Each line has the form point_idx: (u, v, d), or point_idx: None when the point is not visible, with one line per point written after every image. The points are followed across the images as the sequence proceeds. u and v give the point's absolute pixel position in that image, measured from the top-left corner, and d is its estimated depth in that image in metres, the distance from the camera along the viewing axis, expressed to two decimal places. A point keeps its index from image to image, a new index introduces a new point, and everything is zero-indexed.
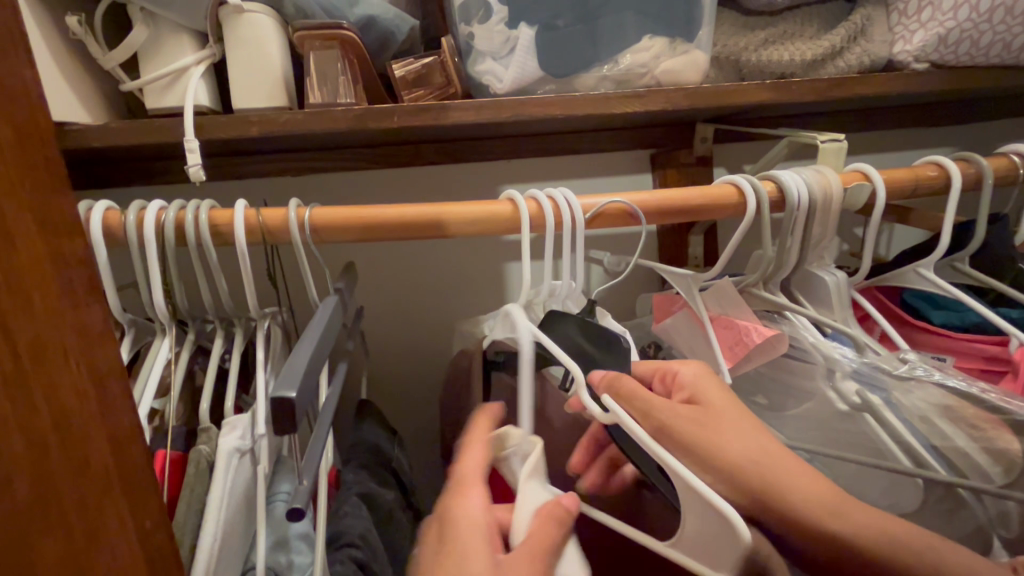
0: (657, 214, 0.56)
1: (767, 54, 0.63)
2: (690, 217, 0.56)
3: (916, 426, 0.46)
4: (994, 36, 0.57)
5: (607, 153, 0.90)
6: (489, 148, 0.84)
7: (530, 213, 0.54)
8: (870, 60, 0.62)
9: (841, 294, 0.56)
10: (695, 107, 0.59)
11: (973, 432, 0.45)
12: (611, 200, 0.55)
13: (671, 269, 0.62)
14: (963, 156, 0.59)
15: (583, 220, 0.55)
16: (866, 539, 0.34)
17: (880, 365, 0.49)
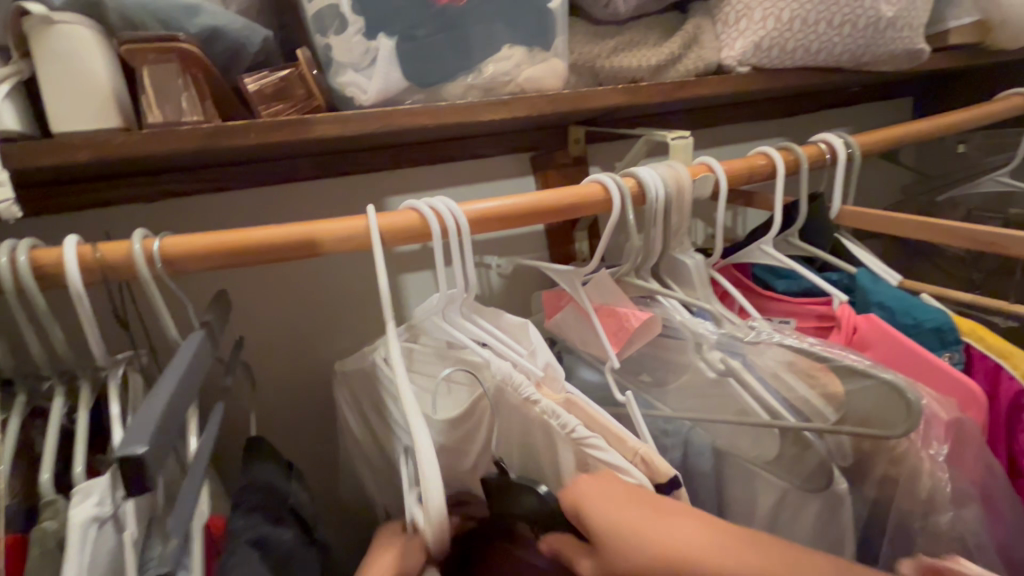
0: (535, 215, 0.58)
1: (618, 61, 0.68)
2: (562, 216, 0.59)
3: (771, 384, 0.54)
4: (797, 43, 0.67)
5: (489, 158, 0.92)
6: (369, 161, 0.82)
7: (411, 225, 0.54)
8: (704, 64, 0.70)
9: (701, 275, 0.63)
10: (558, 112, 0.63)
11: (815, 383, 0.52)
12: (491, 205, 0.56)
13: (555, 268, 0.64)
14: (784, 146, 0.68)
15: (467, 225, 0.55)
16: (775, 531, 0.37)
17: (735, 334, 0.56)
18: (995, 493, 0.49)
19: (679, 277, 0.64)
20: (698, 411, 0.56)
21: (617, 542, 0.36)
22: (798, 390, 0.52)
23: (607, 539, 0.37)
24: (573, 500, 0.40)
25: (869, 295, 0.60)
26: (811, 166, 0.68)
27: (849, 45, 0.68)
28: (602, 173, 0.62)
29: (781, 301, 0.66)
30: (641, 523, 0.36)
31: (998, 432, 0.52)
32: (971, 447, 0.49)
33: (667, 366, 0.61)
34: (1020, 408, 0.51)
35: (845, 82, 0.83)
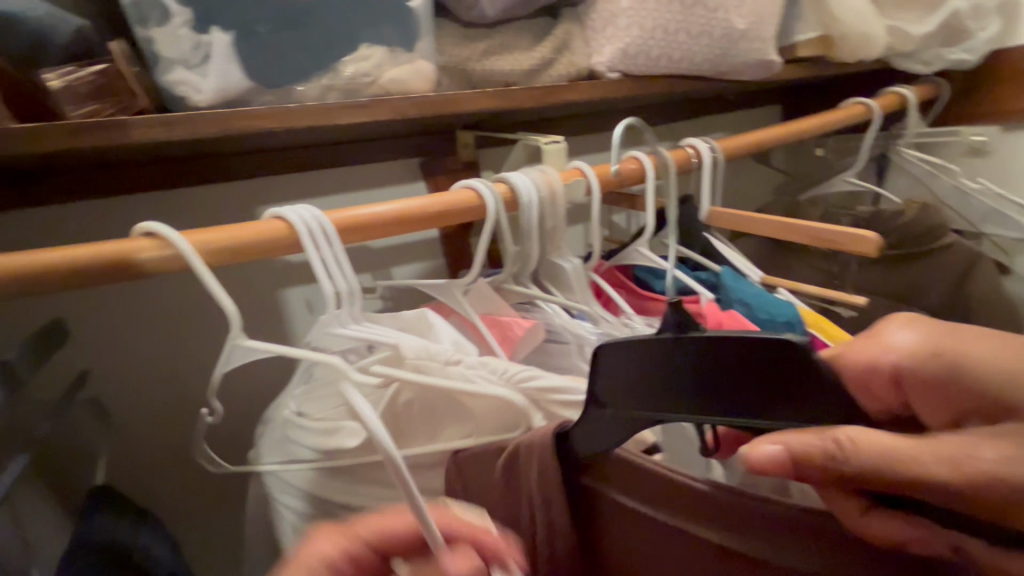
0: (408, 223, 0.54)
1: (489, 65, 0.67)
2: (432, 222, 0.55)
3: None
4: (660, 51, 0.69)
5: (374, 165, 0.88)
6: (233, 168, 0.75)
7: (271, 235, 0.48)
8: (576, 70, 0.71)
9: (580, 277, 0.63)
10: (426, 115, 0.60)
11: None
12: (355, 214, 0.52)
13: (429, 281, 0.60)
14: (654, 150, 0.71)
15: (337, 234, 0.51)
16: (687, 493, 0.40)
17: (612, 334, 0.58)
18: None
19: (559, 281, 0.64)
20: None
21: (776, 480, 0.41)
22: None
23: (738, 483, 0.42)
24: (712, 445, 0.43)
25: (732, 291, 0.62)
26: (679, 169, 0.71)
27: (707, 54, 0.72)
28: (473, 179, 0.59)
29: (659, 299, 0.68)
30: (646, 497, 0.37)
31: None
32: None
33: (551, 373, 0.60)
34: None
35: (711, 90, 0.88)
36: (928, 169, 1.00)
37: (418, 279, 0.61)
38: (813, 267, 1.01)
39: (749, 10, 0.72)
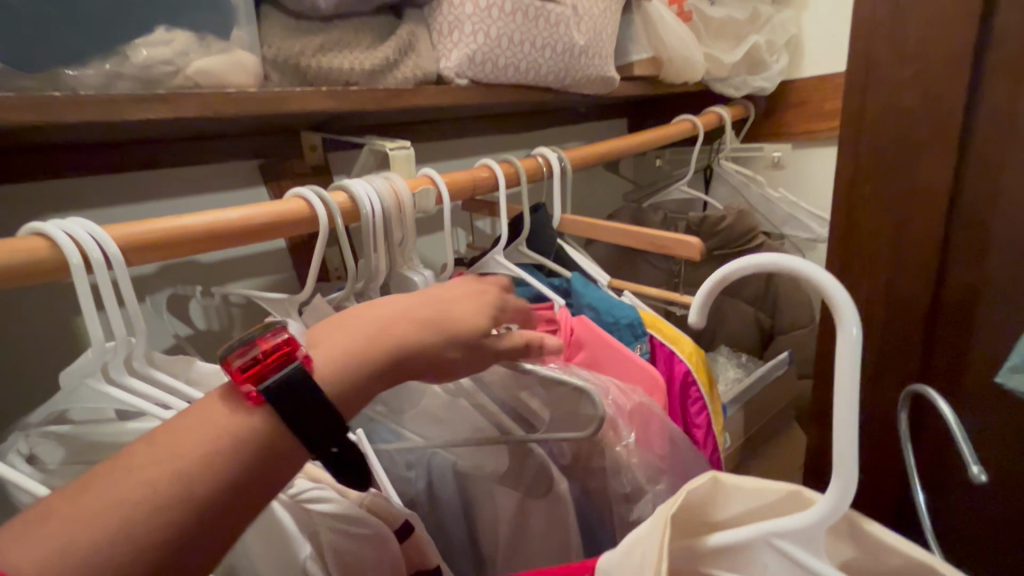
0: (228, 236, 0.47)
1: (326, 62, 0.61)
2: (254, 239, 0.49)
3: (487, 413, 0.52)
4: (506, 60, 0.70)
5: (204, 166, 0.78)
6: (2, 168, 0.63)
7: (29, 252, 0.38)
8: (423, 73, 0.68)
9: None
10: (247, 114, 0.54)
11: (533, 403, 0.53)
12: (157, 226, 0.43)
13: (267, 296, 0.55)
14: (505, 159, 0.71)
15: (124, 252, 0.42)
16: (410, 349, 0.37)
17: None
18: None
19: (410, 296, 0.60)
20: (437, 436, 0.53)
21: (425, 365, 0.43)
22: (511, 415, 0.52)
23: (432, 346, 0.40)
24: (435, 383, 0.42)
25: (581, 297, 0.65)
26: (529, 178, 0.72)
27: (551, 67, 0.74)
28: (305, 188, 0.53)
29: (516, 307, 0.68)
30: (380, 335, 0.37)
31: (676, 406, 0.61)
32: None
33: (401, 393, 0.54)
34: (689, 382, 0.62)
35: (561, 101, 0.92)
36: (743, 179, 1.15)
37: (260, 292, 0.57)
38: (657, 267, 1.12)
39: (588, 27, 0.76)
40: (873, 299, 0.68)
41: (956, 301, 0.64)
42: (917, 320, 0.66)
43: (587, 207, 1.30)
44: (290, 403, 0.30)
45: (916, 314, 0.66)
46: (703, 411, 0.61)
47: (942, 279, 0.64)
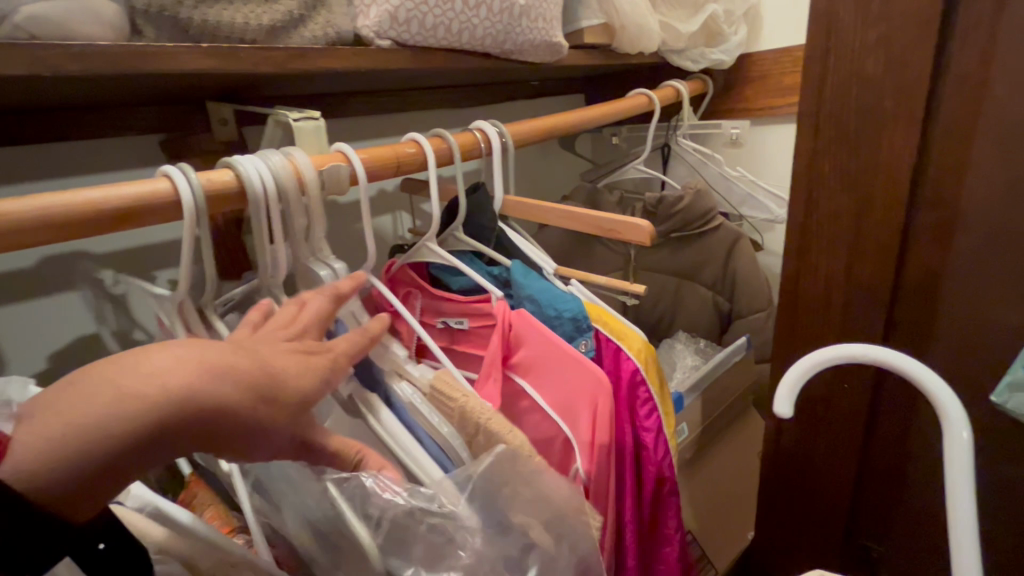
0: (61, 226, 0.38)
1: (213, 14, 0.51)
2: (118, 225, 0.41)
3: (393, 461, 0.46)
4: (434, 19, 0.61)
5: (88, 142, 0.68)
6: None
7: None
8: (336, 32, 0.59)
9: None
10: (104, 73, 0.44)
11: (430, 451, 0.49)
12: None
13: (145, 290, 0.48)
14: (437, 133, 0.62)
15: None
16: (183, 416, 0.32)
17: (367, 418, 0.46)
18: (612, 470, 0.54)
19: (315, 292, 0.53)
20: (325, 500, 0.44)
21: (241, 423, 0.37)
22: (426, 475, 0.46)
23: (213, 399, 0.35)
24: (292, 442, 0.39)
25: (523, 288, 0.57)
26: (465, 154, 0.64)
27: (488, 29, 0.66)
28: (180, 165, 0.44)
29: (451, 300, 0.61)
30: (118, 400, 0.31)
31: (625, 409, 0.56)
32: (595, 426, 0.52)
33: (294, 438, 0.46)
34: (637, 382, 0.56)
35: (507, 70, 0.84)
36: (700, 158, 1.11)
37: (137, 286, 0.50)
38: (613, 251, 1.07)
39: None
40: (833, 284, 0.64)
41: (917, 287, 0.61)
42: (877, 305, 0.63)
43: (541, 188, 1.23)
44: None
45: (876, 299, 0.63)
46: (653, 413, 0.56)
47: (902, 261, 0.61)
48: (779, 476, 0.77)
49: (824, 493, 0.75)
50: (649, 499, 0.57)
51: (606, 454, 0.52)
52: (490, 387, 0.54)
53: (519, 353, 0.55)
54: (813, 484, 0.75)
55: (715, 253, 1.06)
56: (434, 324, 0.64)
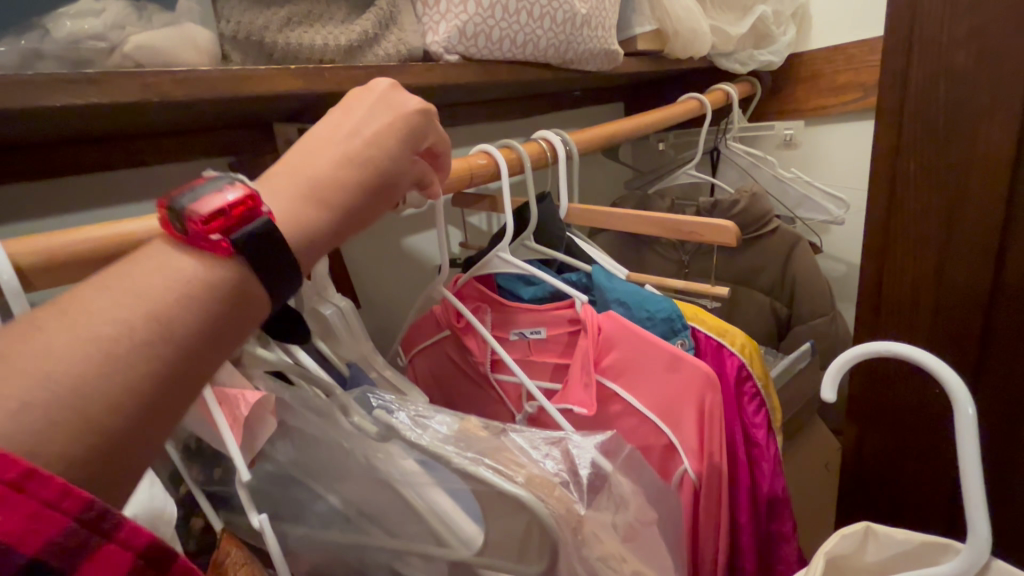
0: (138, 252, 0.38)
1: (295, 38, 0.53)
2: None
3: (464, 443, 0.41)
4: (500, 32, 0.62)
5: (164, 166, 0.70)
6: None
7: None
8: (407, 49, 0.60)
9: (352, 324, 0.50)
10: (201, 99, 0.45)
11: (535, 439, 0.44)
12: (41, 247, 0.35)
13: None
14: (505, 143, 0.63)
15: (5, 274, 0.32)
16: (279, 193, 0.34)
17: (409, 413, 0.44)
18: (721, 466, 0.54)
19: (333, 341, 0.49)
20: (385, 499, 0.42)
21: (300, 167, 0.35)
22: (535, 462, 0.42)
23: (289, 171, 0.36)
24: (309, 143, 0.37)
25: (606, 292, 0.57)
26: (532, 165, 0.65)
27: (551, 39, 0.66)
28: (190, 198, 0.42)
29: (529, 310, 0.61)
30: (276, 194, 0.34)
31: (733, 409, 0.56)
32: (702, 425, 0.52)
33: (331, 468, 0.43)
34: (743, 378, 0.56)
35: (560, 81, 0.84)
36: (752, 161, 1.08)
37: None
38: (666, 258, 1.06)
39: None
40: (922, 279, 0.62)
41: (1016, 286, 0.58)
42: (973, 306, 0.60)
43: (587, 198, 1.22)
44: (256, 254, 0.30)
45: (974, 298, 0.59)
46: (761, 410, 0.57)
47: (1005, 254, 0.57)
48: (866, 483, 0.73)
49: (920, 499, 0.70)
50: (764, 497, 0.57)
51: (716, 451, 0.53)
52: (579, 392, 0.55)
53: (609, 357, 0.55)
54: (904, 492, 0.71)
55: (773, 257, 1.04)
56: (508, 337, 0.63)
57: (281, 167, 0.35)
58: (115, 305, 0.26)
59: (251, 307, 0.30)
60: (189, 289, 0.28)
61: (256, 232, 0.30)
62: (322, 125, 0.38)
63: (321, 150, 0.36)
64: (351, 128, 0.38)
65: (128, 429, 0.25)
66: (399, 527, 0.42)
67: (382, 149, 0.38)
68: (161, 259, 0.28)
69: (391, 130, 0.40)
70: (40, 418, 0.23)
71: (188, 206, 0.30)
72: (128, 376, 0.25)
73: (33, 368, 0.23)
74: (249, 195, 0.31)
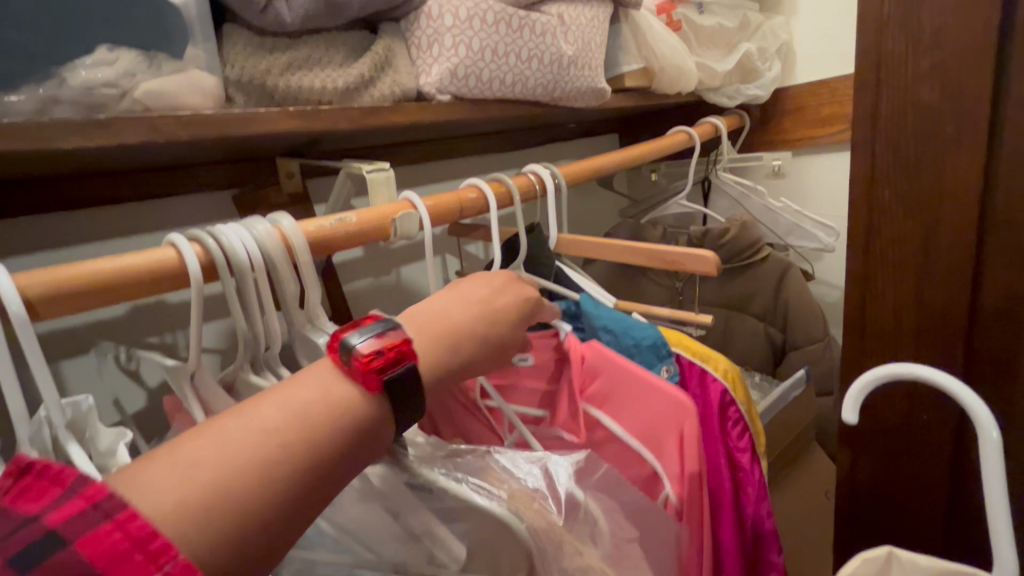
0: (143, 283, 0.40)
1: (295, 81, 0.56)
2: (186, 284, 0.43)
3: (449, 464, 0.44)
4: (489, 74, 0.66)
5: (168, 199, 0.73)
6: None
7: None
8: (402, 89, 0.64)
9: None
10: (203, 139, 0.48)
11: (517, 458, 0.45)
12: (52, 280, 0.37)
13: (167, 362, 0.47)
14: (495, 177, 0.66)
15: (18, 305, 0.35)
16: (427, 342, 0.40)
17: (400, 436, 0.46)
18: (703, 492, 0.54)
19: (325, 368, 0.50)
20: (372, 520, 0.43)
21: (453, 324, 0.42)
22: (515, 482, 0.43)
23: (439, 320, 0.42)
24: (467, 300, 0.44)
25: (594, 319, 0.59)
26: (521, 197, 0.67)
27: (539, 79, 0.70)
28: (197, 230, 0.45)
29: None
30: (424, 337, 0.40)
31: (715, 434, 0.57)
32: (685, 450, 0.52)
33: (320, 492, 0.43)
34: (726, 404, 0.57)
35: (550, 116, 0.88)
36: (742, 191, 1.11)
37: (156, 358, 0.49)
38: (659, 284, 1.07)
39: (575, 37, 0.72)
40: (904, 305, 0.63)
41: (995, 311, 0.59)
42: (954, 331, 0.61)
43: (581, 226, 1.25)
44: (396, 393, 0.35)
45: (954, 322, 0.61)
46: (745, 434, 0.58)
47: (980, 279, 0.59)
48: (862, 511, 0.73)
49: (916, 526, 0.70)
50: (749, 520, 0.58)
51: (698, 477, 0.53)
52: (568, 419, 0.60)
53: (592, 385, 0.57)
54: (900, 518, 0.70)
55: (765, 284, 1.05)
56: (495, 365, 0.64)
57: (435, 319, 0.42)
58: (284, 425, 0.31)
59: (386, 434, 0.35)
60: (347, 422, 0.33)
61: (401, 374, 0.35)
62: (474, 288, 0.46)
63: (472, 312, 0.43)
64: (504, 301, 0.46)
65: (278, 531, 0.29)
66: (387, 547, 0.43)
67: (513, 316, 0.46)
68: (333, 387, 0.34)
69: (523, 288, 0.49)
70: (221, 517, 0.28)
71: (356, 340, 0.35)
72: (296, 487, 0.30)
73: (211, 477, 0.28)
74: (406, 338, 0.37)
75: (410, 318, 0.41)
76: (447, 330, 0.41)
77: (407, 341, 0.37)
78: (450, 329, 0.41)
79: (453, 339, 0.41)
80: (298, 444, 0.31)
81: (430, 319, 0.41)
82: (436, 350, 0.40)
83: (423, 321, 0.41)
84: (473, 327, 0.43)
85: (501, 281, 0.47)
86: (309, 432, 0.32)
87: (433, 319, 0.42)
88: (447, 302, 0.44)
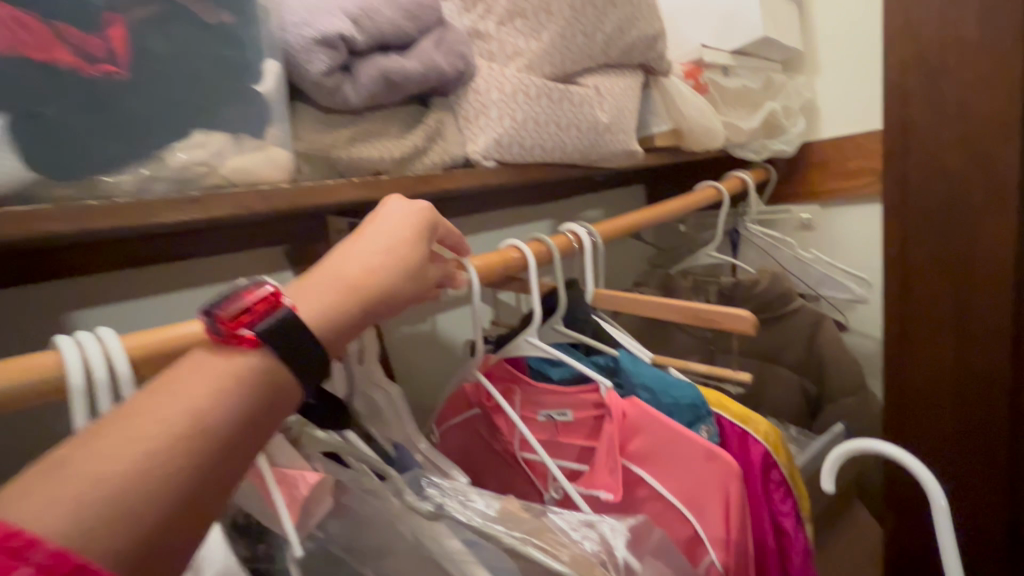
0: None
1: (357, 153, 0.61)
2: None
3: (512, 524, 0.46)
4: (531, 142, 0.71)
5: (229, 255, 0.79)
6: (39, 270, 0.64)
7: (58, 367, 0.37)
8: (451, 158, 0.69)
9: (398, 407, 0.54)
10: (277, 210, 0.53)
11: (572, 521, 0.48)
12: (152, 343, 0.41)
13: None
14: (536, 237, 0.70)
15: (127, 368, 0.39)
16: (323, 299, 0.38)
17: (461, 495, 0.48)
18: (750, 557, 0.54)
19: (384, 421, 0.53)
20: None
21: (347, 275, 0.40)
22: (573, 541, 0.45)
23: (335, 274, 0.40)
24: (356, 250, 0.42)
25: (633, 376, 0.60)
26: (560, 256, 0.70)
27: (577, 145, 0.75)
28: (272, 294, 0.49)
29: (554, 392, 0.64)
30: (321, 295, 0.39)
31: (760, 495, 0.57)
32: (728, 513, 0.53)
33: (377, 547, 0.45)
34: (769, 466, 0.57)
35: (584, 175, 0.92)
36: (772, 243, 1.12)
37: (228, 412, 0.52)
38: (691, 335, 1.08)
39: (610, 106, 0.77)
40: None
41: None
42: None
43: (610, 275, 1.27)
44: (280, 347, 0.35)
45: None
46: (788, 498, 0.58)
47: None
48: None
49: None
50: None
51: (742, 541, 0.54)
52: (604, 477, 0.58)
53: (635, 442, 0.58)
54: None
55: (798, 335, 1.05)
56: (535, 418, 0.66)
57: (325, 273, 0.40)
58: (187, 413, 0.30)
59: (291, 396, 0.35)
60: (246, 390, 0.33)
61: (273, 327, 0.35)
62: (371, 232, 0.44)
63: (362, 258, 0.42)
64: (394, 235, 0.44)
65: (192, 502, 0.29)
66: None
67: (408, 249, 0.44)
68: (209, 364, 0.33)
69: (417, 214, 0.46)
70: (110, 507, 0.26)
71: (214, 312, 0.35)
72: (193, 461, 0.29)
73: (106, 468, 0.27)
74: (273, 290, 0.36)
75: (300, 281, 0.40)
76: (341, 278, 0.40)
77: (275, 296, 0.36)
78: (334, 280, 0.40)
79: (350, 288, 0.40)
80: (193, 421, 0.30)
81: (321, 278, 0.40)
82: (337, 304, 0.39)
83: (317, 281, 0.40)
84: (372, 273, 0.41)
85: (405, 211, 0.46)
86: (204, 412, 0.31)
87: (322, 273, 0.40)
88: (338, 255, 0.42)
